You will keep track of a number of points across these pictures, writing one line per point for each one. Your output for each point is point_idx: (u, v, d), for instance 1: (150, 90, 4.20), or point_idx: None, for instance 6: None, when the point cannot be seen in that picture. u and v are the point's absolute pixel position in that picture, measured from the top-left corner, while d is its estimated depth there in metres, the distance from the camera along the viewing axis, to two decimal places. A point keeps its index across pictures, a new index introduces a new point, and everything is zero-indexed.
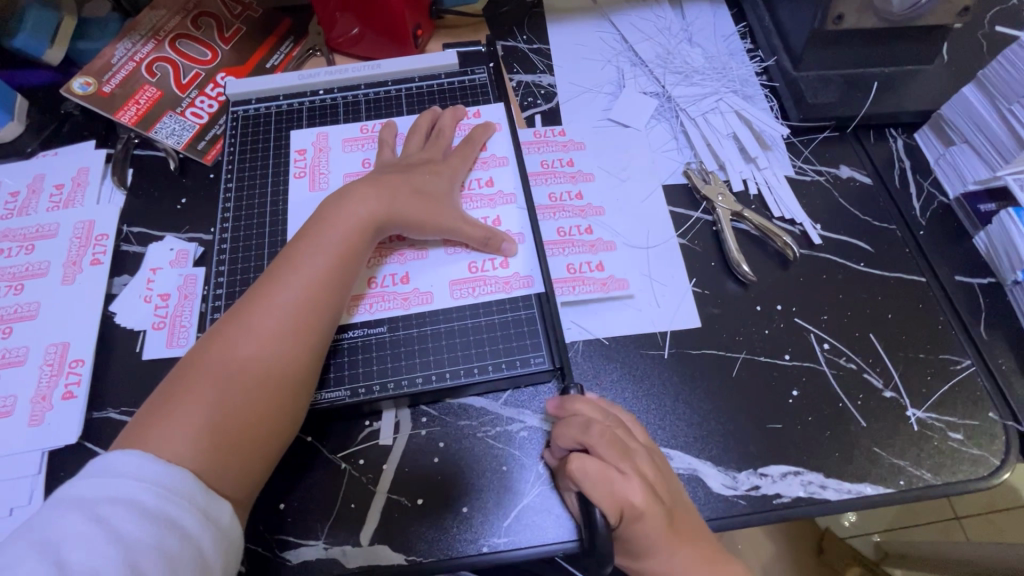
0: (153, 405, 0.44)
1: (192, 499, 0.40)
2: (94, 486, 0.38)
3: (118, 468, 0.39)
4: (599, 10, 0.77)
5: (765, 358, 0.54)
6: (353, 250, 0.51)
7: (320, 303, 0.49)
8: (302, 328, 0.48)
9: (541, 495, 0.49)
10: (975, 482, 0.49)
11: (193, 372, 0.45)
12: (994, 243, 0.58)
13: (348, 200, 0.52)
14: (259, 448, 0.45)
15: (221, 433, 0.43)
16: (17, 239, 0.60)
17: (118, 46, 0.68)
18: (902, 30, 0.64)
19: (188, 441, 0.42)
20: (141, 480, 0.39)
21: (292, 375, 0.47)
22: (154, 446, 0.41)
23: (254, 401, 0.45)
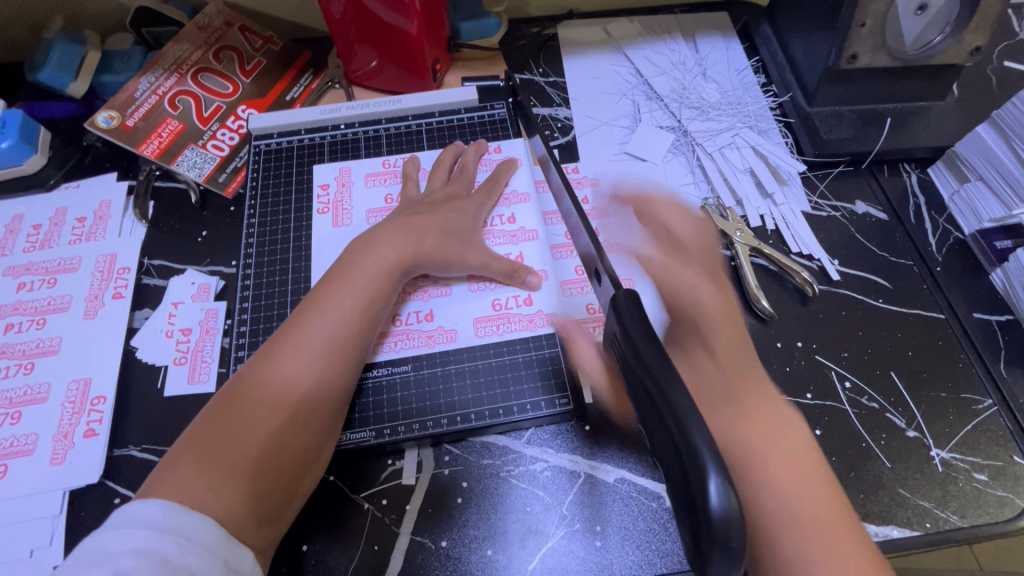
0: (180, 449, 0.43)
1: (215, 551, 0.38)
2: (117, 538, 0.37)
3: (141, 519, 0.38)
4: (614, 44, 0.78)
5: (788, 397, 0.54)
6: (382, 290, 0.52)
7: (349, 344, 0.49)
8: (332, 369, 0.48)
9: (565, 537, 0.49)
10: (1005, 525, 0.49)
11: (221, 417, 0.45)
12: (1011, 281, 0.58)
13: (375, 244, 0.53)
14: (284, 493, 0.45)
15: (250, 478, 0.43)
16: (39, 273, 0.61)
17: (141, 81, 0.69)
18: (915, 69, 0.65)
19: (217, 489, 0.41)
20: (168, 531, 0.37)
21: (321, 417, 0.47)
22: (181, 493, 0.40)
23: (283, 444, 0.45)
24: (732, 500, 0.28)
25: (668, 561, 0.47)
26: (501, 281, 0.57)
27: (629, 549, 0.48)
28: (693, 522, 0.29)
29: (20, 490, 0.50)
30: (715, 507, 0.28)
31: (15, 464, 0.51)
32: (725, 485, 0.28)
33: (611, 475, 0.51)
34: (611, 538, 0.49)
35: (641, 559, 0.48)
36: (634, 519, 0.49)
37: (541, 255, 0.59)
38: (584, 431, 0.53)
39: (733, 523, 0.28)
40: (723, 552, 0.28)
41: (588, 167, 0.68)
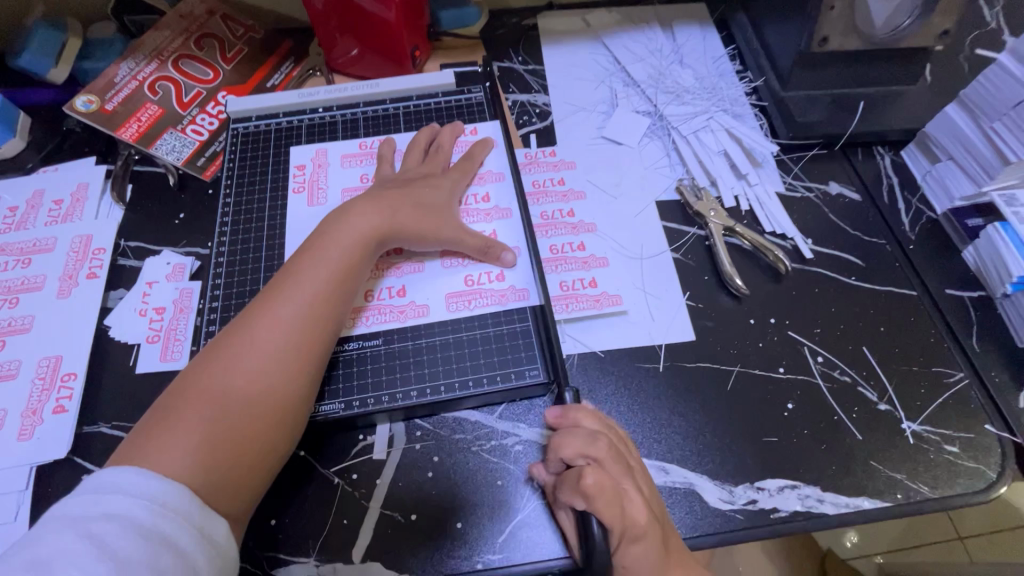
0: (152, 420, 0.43)
1: (188, 517, 0.39)
2: (91, 503, 0.37)
3: (116, 487, 0.38)
4: (593, 33, 0.79)
5: (760, 371, 0.55)
6: (355, 261, 0.52)
7: (322, 314, 0.49)
8: (304, 338, 0.48)
9: (537, 511, 0.48)
10: (974, 496, 0.49)
11: (193, 387, 0.44)
12: (982, 257, 0.59)
13: (349, 217, 0.53)
14: (258, 461, 0.44)
15: (222, 447, 0.43)
16: (14, 253, 0.61)
17: (122, 66, 0.69)
18: (886, 53, 0.66)
19: (190, 458, 0.41)
20: (140, 496, 0.38)
21: (294, 385, 0.47)
22: (153, 463, 0.40)
23: (256, 413, 0.44)
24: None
25: None
26: (474, 257, 0.57)
27: None
28: None
29: None
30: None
31: None
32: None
33: None
34: None
35: None
36: None
37: (513, 232, 0.59)
38: None
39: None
40: None
41: (565, 150, 0.68)
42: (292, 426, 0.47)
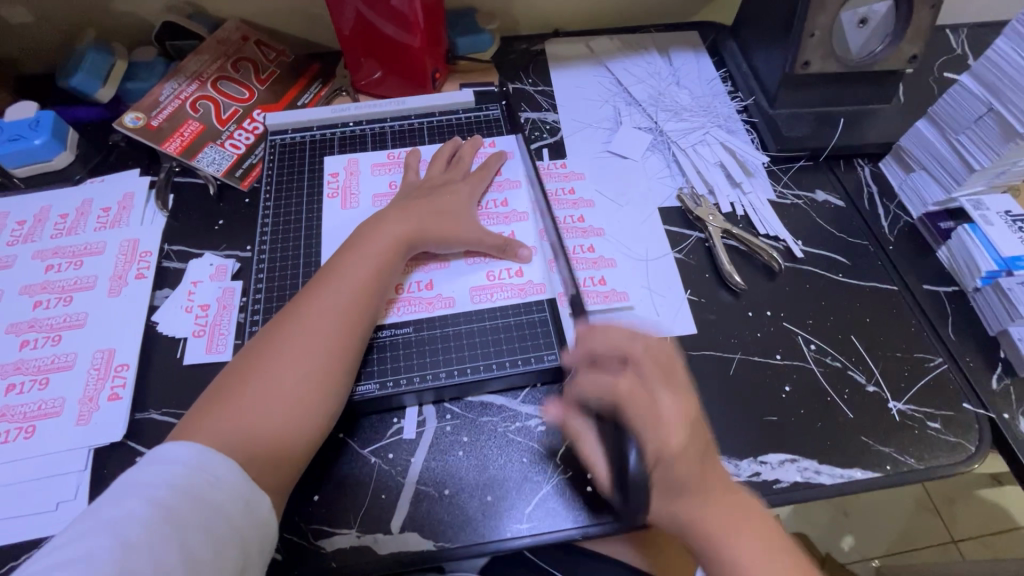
0: (209, 400, 0.48)
1: (236, 489, 0.43)
2: (151, 473, 0.41)
3: (172, 457, 0.43)
4: (596, 58, 0.87)
5: (759, 358, 0.60)
6: (388, 261, 0.57)
7: (360, 306, 0.54)
8: (344, 328, 0.52)
9: (559, 484, 0.53)
10: (955, 467, 0.54)
11: (246, 371, 0.49)
12: (955, 257, 0.65)
13: (384, 223, 0.59)
14: (299, 439, 0.48)
15: (269, 424, 0.47)
16: (66, 256, 0.65)
17: (166, 86, 0.75)
18: (862, 75, 0.73)
19: (240, 433, 0.46)
20: (195, 467, 0.42)
21: (335, 370, 0.51)
22: (208, 437, 0.45)
23: (298, 394, 0.49)
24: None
25: None
26: (495, 254, 0.62)
27: None
28: None
29: (47, 448, 0.53)
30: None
31: (43, 425, 0.54)
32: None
33: None
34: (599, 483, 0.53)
35: None
36: None
37: (529, 236, 0.65)
38: None
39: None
40: None
41: (574, 162, 0.75)
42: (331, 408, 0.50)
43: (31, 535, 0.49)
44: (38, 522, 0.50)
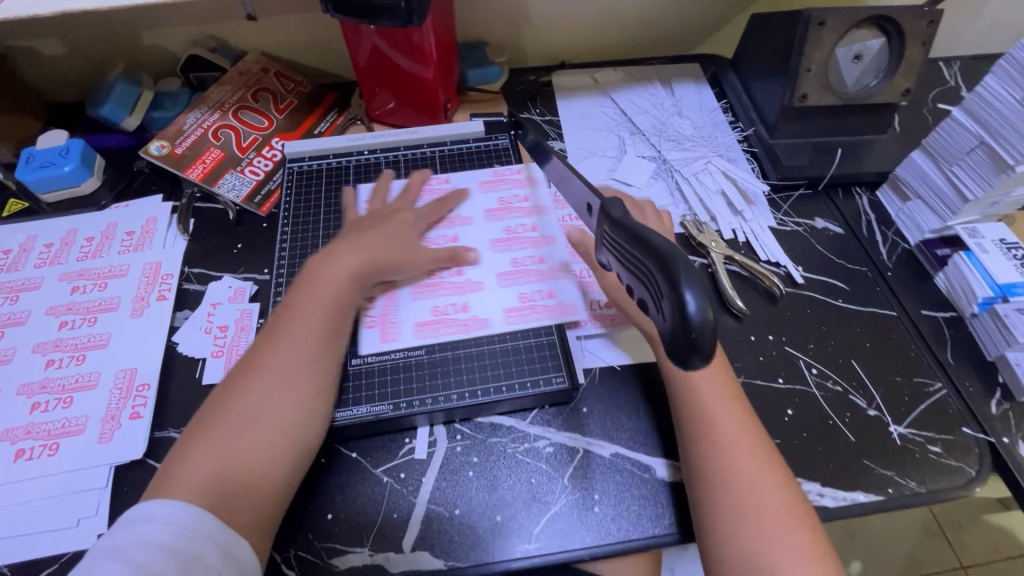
0: (178, 447, 0.49)
1: (212, 538, 0.44)
2: (127, 534, 0.42)
3: (144, 518, 0.43)
4: (601, 88, 0.90)
5: (761, 382, 0.61)
6: (336, 298, 0.58)
7: (314, 347, 0.55)
8: (302, 371, 0.53)
9: (567, 504, 0.54)
10: (956, 491, 0.55)
11: (209, 418, 0.50)
12: (952, 282, 0.67)
13: (332, 259, 0.60)
14: (270, 483, 0.49)
15: (235, 471, 0.48)
16: (91, 278, 0.68)
17: (189, 116, 0.79)
18: (858, 107, 0.76)
19: (207, 481, 0.46)
20: (167, 522, 0.43)
21: (295, 413, 0.51)
22: (177, 490, 0.46)
23: (266, 441, 0.49)
24: (706, 301, 0.32)
25: (658, 523, 0.53)
26: (452, 266, 0.66)
27: (624, 513, 0.53)
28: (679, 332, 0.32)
29: (70, 466, 0.54)
30: (690, 308, 0.31)
31: (66, 443, 0.56)
32: (700, 291, 0.31)
33: (606, 450, 0.57)
34: (604, 503, 0.54)
35: (635, 522, 0.53)
36: (628, 487, 0.55)
37: (481, 247, 0.68)
38: (581, 411, 0.59)
39: (708, 326, 0.31)
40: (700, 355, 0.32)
41: None
42: (295, 451, 0.51)
43: (53, 550, 0.51)
44: (60, 539, 0.51)
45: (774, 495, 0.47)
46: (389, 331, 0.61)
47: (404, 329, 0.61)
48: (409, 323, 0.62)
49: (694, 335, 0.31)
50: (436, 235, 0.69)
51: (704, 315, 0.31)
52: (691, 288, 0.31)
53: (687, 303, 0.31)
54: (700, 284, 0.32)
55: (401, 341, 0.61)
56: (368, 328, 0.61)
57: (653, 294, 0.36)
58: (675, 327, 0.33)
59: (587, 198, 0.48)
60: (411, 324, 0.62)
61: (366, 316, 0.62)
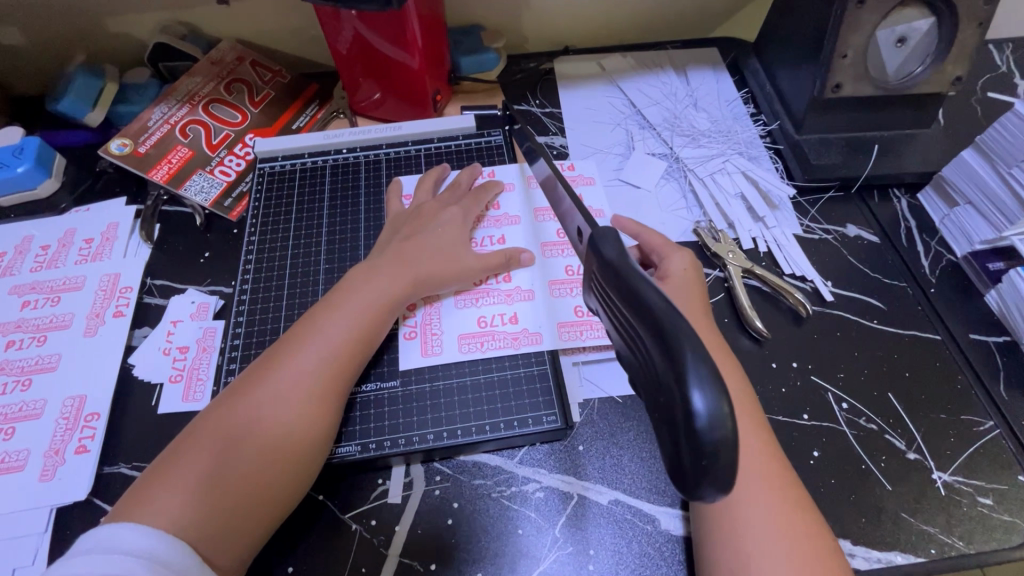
0: (165, 459, 0.44)
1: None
2: (84, 562, 0.36)
3: (115, 541, 0.38)
4: (608, 77, 0.82)
5: (784, 417, 0.54)
6: (372, 321, 0.52)
7: (339, 373, 0.49)
8: (323, 398, 0.48)
9: (558, 561, 0.47)
10: (1010, 552, 0.47)
11: (206, 431, 0.45)
12: (1005, 301, 0.58)
13: (372, 275, 0.55)
14: (261, 517, 0.44)
15: (226, 494, 0.42)
16: (44, 291, 0.62)
17: (155, 110, 0.72)
18: (900, 98, 0.67)
19: (194, 505, 0.41)
20: (135, 553, 0.37)
21: (305, 445, 0.46)
22: (154, 511, 0.40)
23: (261, 468, 0.44)
24: (723, 406, 0.25)
25: None
26: (503, 271, 0.59)
27: (623, 574, 0.47)
28: (678, 444, 0.26)
29: (7, 507, 0.49)
30: (700, 416, 0.24)
31: (5, 480, 0.51)
32: (714, 391, 0.24)
33: (604, 497, 0.50)
34: (602, 561, 0.47)
35: None
36: (629, 541, 0.48)
37: (531, 249, 0.62)
38: (576, 451, 0.52)
39: (725, 445, 0.24)
40: (714, 486, 0.25)
41: (583, 165, 0.70)
42: (294, 486, 0.46)
43: None
44: None
45: (798, 536, 0.41)
46: (430, 345, 0.56)
47: (447, 342, 0.56)
48: (452, 335, 0.57)
49: (708, 458, 0.25)
50: (481, 236, 0.63)
51: (719, 427, 0.24)
52: (702, 387, 0.24)
53: (695, 407, 0.24)
54: (714, 384, 0.25)
55: (444, 356, 0.55)
56: (409, 340, 0.56)
57: (648, 378, 0.29)
58: (679, 437, 0.26)
59: (578, 222, 0.41)
60: (454, 335, 0.57)
61: (404, 328, 0.57)
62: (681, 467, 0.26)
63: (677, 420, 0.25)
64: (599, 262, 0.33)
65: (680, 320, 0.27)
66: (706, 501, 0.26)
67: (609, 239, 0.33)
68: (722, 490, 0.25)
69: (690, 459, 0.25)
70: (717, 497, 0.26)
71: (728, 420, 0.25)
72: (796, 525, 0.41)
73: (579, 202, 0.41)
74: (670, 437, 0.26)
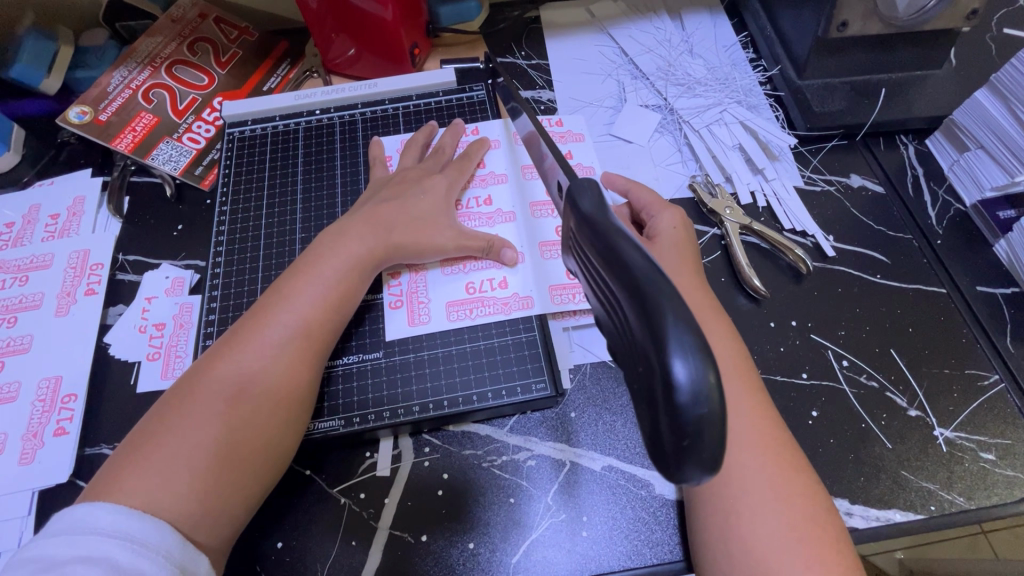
0: (132, 441, 0.42)
1: (169, 555, 0.37)
2: (60, 544, 0.35)
3: (90, 523, 0.36)
4: (598, 24, 0.76)
5: (782, 377, 0.52)
6: (344, 288, 0.50)
7: (310, 344, 0.47)
8: (296, 370, 0.46)
9: (551, 528, 0.47)
10: (1010, 507, 0.47)
11: (176, 410, 0.43)
12: (1015, 251, 0.56)
13: (341, 239, 0.52)
14: (244, 492, 0.43)
15: (200, 472, 0.41)
16: (11, 271, 0.60)
17: (115, 74, 0.67)
18: (909, 36, 0.62)
19: (170, 486, 0.40)
20: (113, 535, 0.36)
21: (279, 419, 0.45)
22: (129, 494, 0.39)
23: (237, 444, 0.43)
24: (707, 376, 0.22)
25: (657, 551, 0.45)
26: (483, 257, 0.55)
27: (617, 540, 0.46)
28: (659, 420, 0.24)
29: None
30: (682, 389, 0.22)
31: None
32: (698, 359, 0.22)
33: (597, 463, 0.49)
34: (596, 528, 0.46)
35: (632, 550, 0.45)
36: (623, 508, 0.47)
37: (519, 210, 0.59)
38: (568, 418, 0.51)
39: (710, 421, 0.22)
40: (701, 465, 0.23)
41: (571, 120, 0.66)
42: (273, 460, 0.44)
43: None
44: None
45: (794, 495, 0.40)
46: (417, 313, 0.54)
47: (434, 310, 0.54)
48: (439, 303, 0.54)
49: (691, 436, 0.23)
50: (467, 199, 0.60)
51: (705, 401, 0.22)
52: (684, 356, 0.22)
53: (677, 377, 0.22)
54: (699, 352, 0.23)
55: (430, 325, 0.53)
56: (394, 309, 0.54)
57: (628, 347, 0.26)
58: (659, 412, 0.24)
59: (558, 176, 0.38)
60: (441, 303, 0.54)
61: (388, 296, 0.55)
62: (662, 445, 0.24)
63: (658, 396, 0.23)
64: (576, 219, 0.30)
65: (664, 281, 0.24)
66: (690, 480, 0.24)
67: (588, 193, 0.30)
68: (708, 470, 0.23)
69: (672, 436, 0.23)
70: (702, 476, 0.24)
71: (714, 390, 0.23)
72: (789, 485, 0.40)
73: (559, 152, 0.37)
74: (651, 412, 0.24)
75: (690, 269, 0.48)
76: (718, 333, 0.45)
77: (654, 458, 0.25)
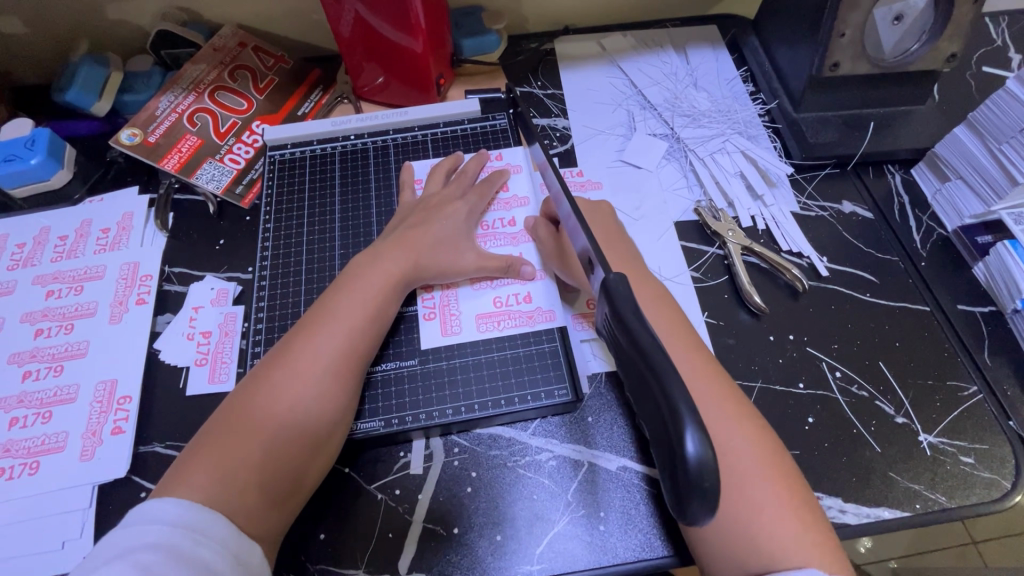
0: (198, 441, 0.47)
1: (225, 544, 0.41)
2: (131, 535, 0.40)
3: (159, 515, 0.41)
4: (608, 57, 0.82)
5: (781, 387, 0.57)
6: (382, 303, 0.55)
7: (353, 354, 0.52)
8: (341, 379, 0.51)
9: (572, 522, 0.51)
10: (989, 506, 0.51)
11: (235, 414, 0.47)
12: (992, 273, 0.61)
13: (380, 258, 0.57)
14: (293, 489, 0.47)
15: (256, 470, 0.45)
16: (67, 281, 0.64)
17: (162, 99, 0.72)
18: (895, 76, 0.68)
19: (230, 481, 0.44)
20: (176, 525, 0.40)
21: (325, 424, 0.49)
22: (194, 487, 0.43)
23: (289, 446, 0.47)
24: (708, 452, 0.30)
25: (668, 544, 0.50)
26: (501, 277, 0.60)
27: (632, 533, 0.50)
28: (673, 470, 0.31)
29: (53, 485, 0.53)
30: (691, 457, 0.30)
31: (48, 460, 0.54)
32: (703, 440, 0.30)
33: (613, 464, 0.53)
34: (612, 523, 0.51)
35: (646, 542, 0.50)
36: (635, 505, 0.51)
37: None
38: (585, 422, 0.55)
39: (709, 476, 0.30)
40: (700, 500, 0.30)
41: (591, 170, 0.71)
42: (319, 462, 0.49)
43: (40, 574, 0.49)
44: (45, 561, 0.50)
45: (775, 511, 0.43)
46: (449, 324, 0.59)
47: (465, 322, 0.59)
48: (469, 315, 0.59)
49: (696, 483, 0.30)
50: (492, 219, 0.65)
51: (706, 468, 0.30)
52: (694, 433, 0.30)
53: (688, 449, 0.30)
54: (703, 432, 0.30)
55: (462, 335, 0.58)
56: (428, 320, 0.59)
57: (649, 409, 0.34)
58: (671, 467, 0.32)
59: (587, 251, 0.44)
60: (471, 316, 0.59)
61: (422, 309, 0.59)
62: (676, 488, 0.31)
63: (670, 455, 0.31)
64: (610, 308, 0.38)
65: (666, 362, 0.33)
66: (698, 521, 0.31)
67: (622, 292, 0.38)
68: (708, 508, 0.30)
69: (682, 483, 0.31)
70: (706, 519, 0.31)
71: (712, 459, 0.30)
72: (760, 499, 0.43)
73: (594, 238, 0.43)
74: (670, 468, 0.32)
75: (677, 324, 0.52)
76: (702, 358, 0.49)
77: (671, 499, 0.33)
